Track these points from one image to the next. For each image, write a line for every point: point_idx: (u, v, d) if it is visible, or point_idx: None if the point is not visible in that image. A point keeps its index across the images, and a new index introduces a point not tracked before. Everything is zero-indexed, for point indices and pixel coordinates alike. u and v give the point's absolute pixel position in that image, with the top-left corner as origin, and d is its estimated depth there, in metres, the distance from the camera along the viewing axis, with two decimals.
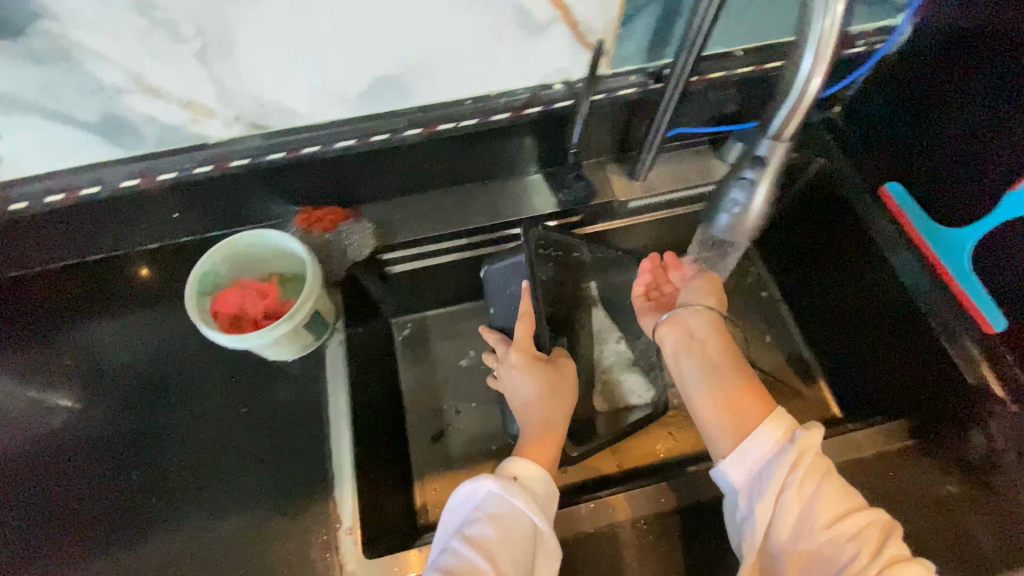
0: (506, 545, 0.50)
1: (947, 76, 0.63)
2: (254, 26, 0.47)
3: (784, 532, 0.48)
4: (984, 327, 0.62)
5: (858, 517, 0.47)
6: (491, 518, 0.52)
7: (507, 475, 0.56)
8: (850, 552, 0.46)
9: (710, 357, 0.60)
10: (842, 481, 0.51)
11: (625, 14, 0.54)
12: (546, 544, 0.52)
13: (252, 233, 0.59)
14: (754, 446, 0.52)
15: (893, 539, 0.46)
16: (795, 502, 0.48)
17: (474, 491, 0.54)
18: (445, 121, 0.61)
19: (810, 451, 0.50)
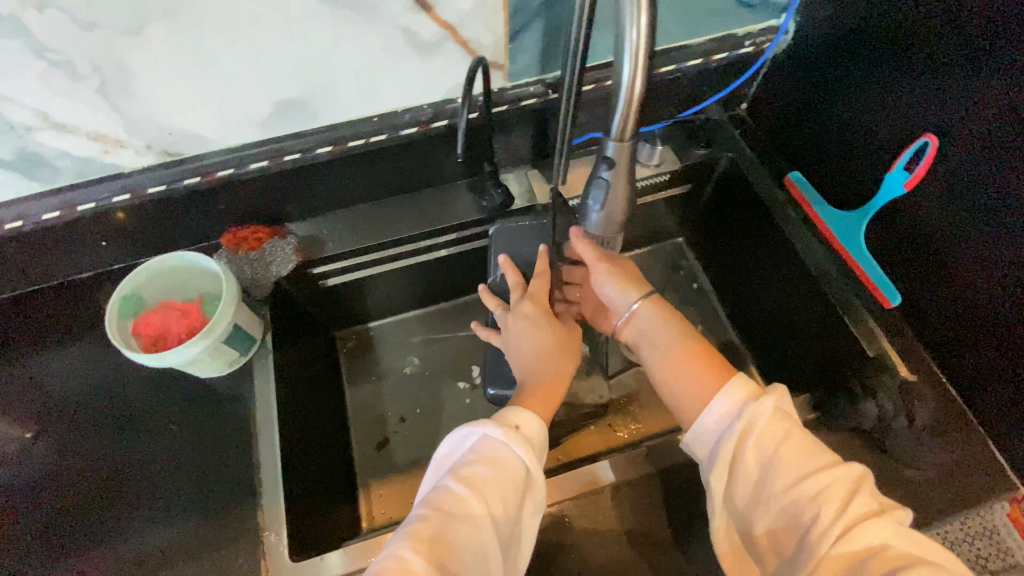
0: (500, 485, 0.47)
1: (828, 70, 0.68)
2: (150, 61, 0.50)
3: (747, 495, 0.49)
4: (883, 302, 0.66)
5: (822, 477, 0.46)
6: (486, 459, 0.49)
7: (506, 417, 0.52)
8: (816, 509, 0.45)
9: (656, 344, 0.61)
10: (811, 440, 0.49)
11: (511, 30, 0.58)
12: (535, 483, 0.50)
13: (172, 256, 0.61)
14: (721, 411, 0.52)
15: (860, 494, 0.44)
16: (752, 466, 0.49)
17: (469, 432, 0.51)
18: (354, 139, 0.64)
19: (761, 415, 0.50)
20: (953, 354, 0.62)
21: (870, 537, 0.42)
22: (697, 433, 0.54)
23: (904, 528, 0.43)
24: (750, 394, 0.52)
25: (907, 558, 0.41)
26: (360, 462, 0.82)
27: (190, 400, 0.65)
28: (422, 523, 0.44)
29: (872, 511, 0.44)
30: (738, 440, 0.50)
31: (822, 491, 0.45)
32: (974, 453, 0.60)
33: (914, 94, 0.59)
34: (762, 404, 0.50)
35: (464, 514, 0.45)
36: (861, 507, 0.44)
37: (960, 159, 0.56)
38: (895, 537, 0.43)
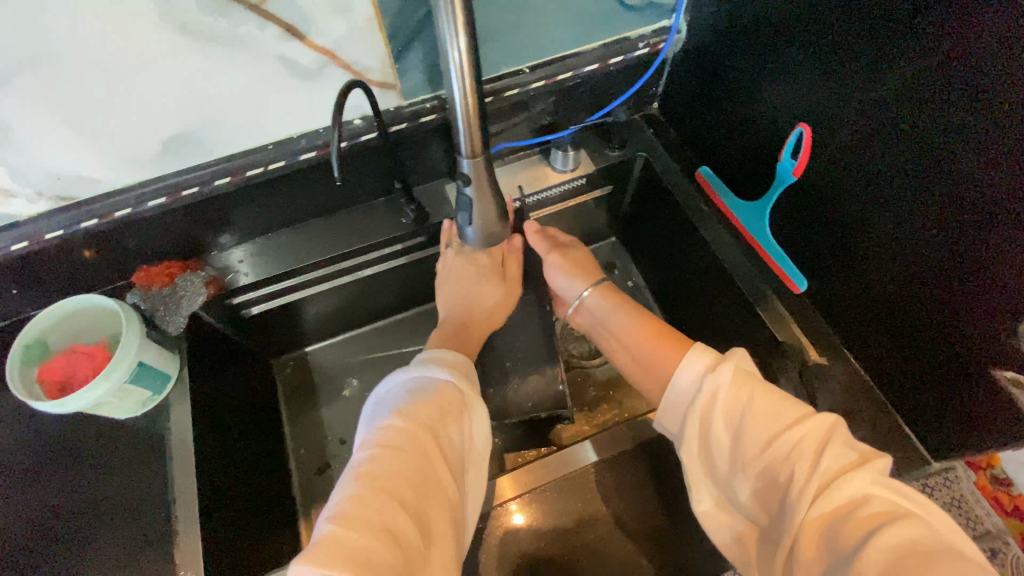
0: (443, 414, 0.48)
1: (720, 65, 0.71)
2: (21, 109, 0.50)
3: (724, 462, 0.48)
4: (791, 287, 0.69)
5: (790, 432, 0.45)
6: (426, 395, 0.49)
7: (434, 362, 0.54)
8: (788, 468, 0.44)
9: (608, 324, 0.69)
10: (779, 397, 0.48)
11: (393, 51, 0.59)
12: (474, 408, 0.52)
13: (75, 301, 0.62)
14: (686, 379, 0.53)
15: (832, 447, 0.43)
16: (723, 431, 0.49)
17: (410, 375, 0.52)
18: (251, 167, 0.64)
19: (724, 379, 0.50)
20: (858, 331, 0.64)
21: (848, 491, 0.41)
22: (669, 407, 0.54)
23: (883, 479, 0.42)
24: (711, 362, 0.53)
25: (890, 511, 0.40)
26: (302, 489, 0.83)
27: (106, 443, 0.64)
28: (375, 463, 0.43)
29: (851, 463, 0.43)
30: (706, 407, 0.50)
31: (794, 447, 0.44)
32: (878, 430, 0.63)
33: (800, 82, 0.60)
34: (723, 369, 0.51)
35: (416, 445, 0.45)
36: (836, 459, 0.43)
37: (844, 143, 0.58)
38: (873, 487, 0.41)
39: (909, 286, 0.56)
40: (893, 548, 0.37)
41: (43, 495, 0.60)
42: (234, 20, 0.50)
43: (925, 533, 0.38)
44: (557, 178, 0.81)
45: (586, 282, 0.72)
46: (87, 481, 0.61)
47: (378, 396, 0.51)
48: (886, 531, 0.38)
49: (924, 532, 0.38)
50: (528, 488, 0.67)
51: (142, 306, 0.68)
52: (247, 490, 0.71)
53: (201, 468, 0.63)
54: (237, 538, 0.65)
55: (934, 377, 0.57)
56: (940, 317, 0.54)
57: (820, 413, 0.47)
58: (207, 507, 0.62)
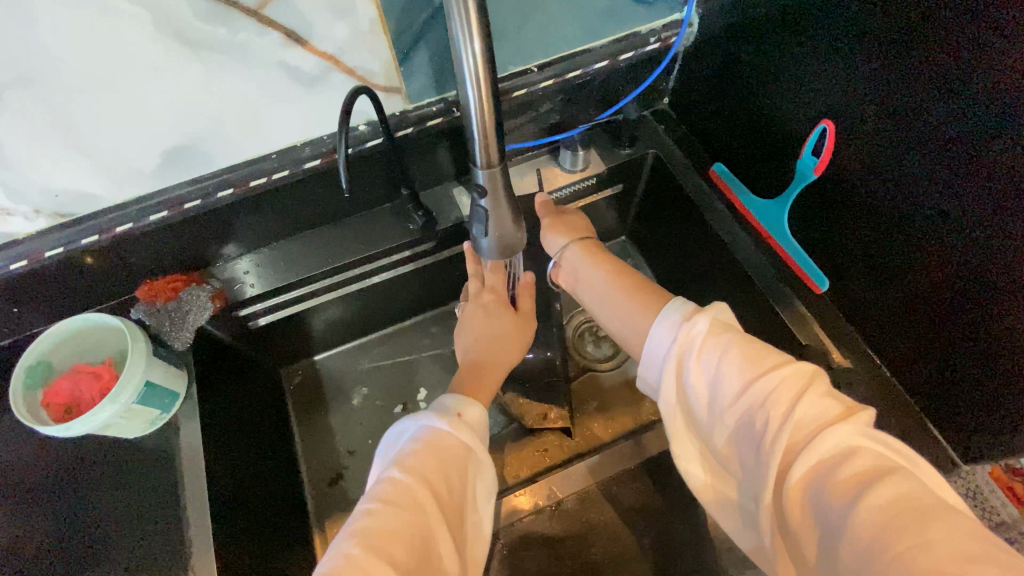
0: (444, 472, 0.46)
1: (734, 58, 0.68)
2: (13, 126, 0.48)
3: (702, 415, 0.46)
4: (812, 287, 0.67)
5: (768, 382, 0.43)
6: (427, 446, 0.47)
7: (444, 405, 0.52)
8: (764, 417, 0.42)
9: (588, 282, 0.65)
10: (756, 346, 0.46)
11: (399, 53, 0.57)
12: (478, 461, 0.49)
13: (78, 319, 0.61)
14: (663, 331, 0.50)
15: (813, 398, 0.41)
16: (699, 383, 0.46)
17: (411, 424, 0.50)
18: (254, 177, 0.62)
19: (701, 329, 0.48)
20: (878, 328, 0.63)
21: (831, 444, 0.39)
22: (646, 364, 0.52)
23: (867, 430, 0.40)
24: (688, 314, 0.50)
25: (876, 465, 0.38)
26: (314, 500, 0.82)
27: (117, 463, 0.62)
28: (368, 518, 0.41)
29: (834, 415, 0.41)
30: (681, 360, 0.48)
31: (772, 397, 0.42)
32: (904, 433, 0.62)
33: (820, 75, 0.58)
34: (699, 320, 0.48)
35: (411, 503, 0.43)
36: (816, 411, 0.41)
37: (865, 139, 0.56)
38: (858, 440, 0.39)
39: (926, 269, 0.55)
40: (881, 504, 0.36)
41: (53, 519, 0.59)
42: (233, 26, 0.48)
43: (912, 487, 0.36)
44: (567, 178, 0.79)
45: (566, 238, 0.69)
46: (98, 503, 0.60)
47: (386, 445, 0.50)
48: (874, 487, 0.36)
49: (912, 486, 0.36)
50: (544, 503, 0.74)
51: (147, 322, 0.66)
52: (257, 506, 0.69)
53: (214, 488, 0.62)
54: (251, 556, 0.64)
55: (947, 346, 0.56)
56: (966, 315, 0.53)
57: (800, 362, 0.45)
58: (220, 526, 0.60)
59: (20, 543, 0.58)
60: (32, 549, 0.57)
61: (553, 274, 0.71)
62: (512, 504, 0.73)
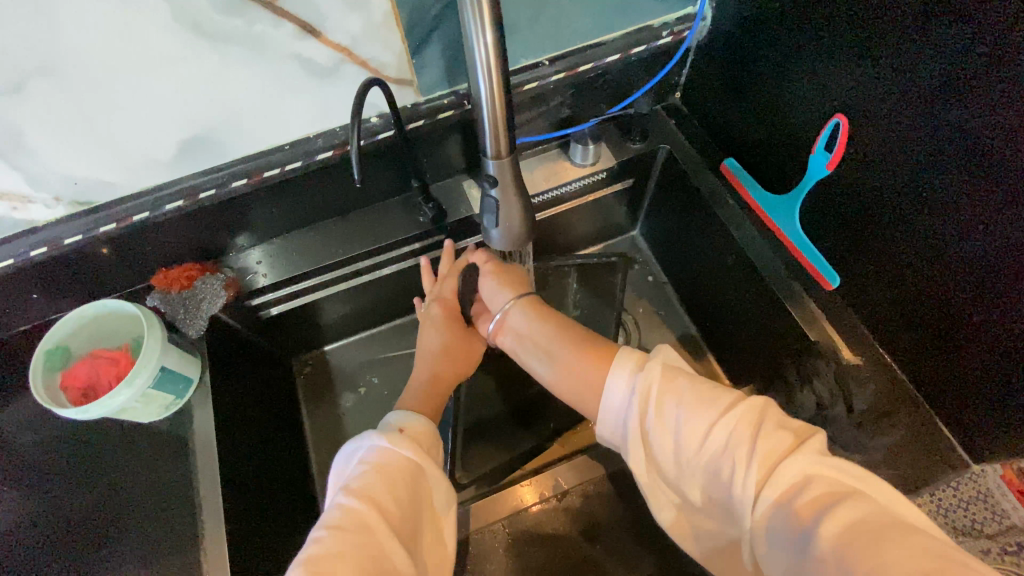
0: (392, 489, 0.46)
1: (747, 51, 0.68)
2: (37, 115, 0.49)
3: (669, 467, 0.46)
4: (823, 284, 0.66)
5: (724, 425, 0.43)
6: (377, 467, 0.47)
7: (389, 423, 0.53)
8: (728, 460, 0.42)
9: (533, 343, 0.60)
10: (706, 387, 0.47)
11: (411, 46, 0.58)
12: (430, 474, 0.50)
13: (96, 304, 0.63)
14: (612, 392, 0.49)
15: (768, 431, 0.42)
16: (662, 436, 0.46)
17: (358, 446, 0.50)
18: (268, 168, 0.63)
19: (656, 379, 0.48)
20: (889, 325, 0.62)
21: (791, 475, 0.40)
22: (603, 424, 0.50)
23: (820, 457, 0.41)
24: (635, 364, 0.50)
25: (833, 491, 0.39)
26: (322, 487, 0.84)
27: (132, 447, 0.64)
28: (317, 547, 0.41)
29: (788, 444, 0.41)
30: (641, 412, 0.47)
31: (731, 439, 0.43)
32: (913, 430, 0.61)
33: (834, 69, 0.57)
34: (648, 371, 0.48)
35: (361, 528, 0.43)
36: (772, 444, 0.41)
37: (878, 135, 0.55)
38: (815, 466, 0.40)
39: (938, 266, 0.54)
40: (846, 528, 0.36)
41: (71, 499, 0.61)
42: (250, 18, 0.49)
43: (870, 509, 0.37)
44: (577, 172, 0.79)
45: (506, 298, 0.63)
46: (115, 485, 0.62)
47: (337, 468, 0.50)
48: (836, 512, 0.37)
49: (869, 507, 0.37)
50: (547, 495, 0.70)
51: (162, 310, 0.68)
52: (267, 491, 0.70)
53: (225, 470, 0.63)
54: (261, 538, 0.65)
55: (960, 346, 0.55)
56: (979, 313, 0.52)
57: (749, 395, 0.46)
58: (231, 509, 0.62)
59: (40, 522, 0.59)
60: (52, 527, 0.59)
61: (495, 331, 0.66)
62: (516, 495, 0.69)
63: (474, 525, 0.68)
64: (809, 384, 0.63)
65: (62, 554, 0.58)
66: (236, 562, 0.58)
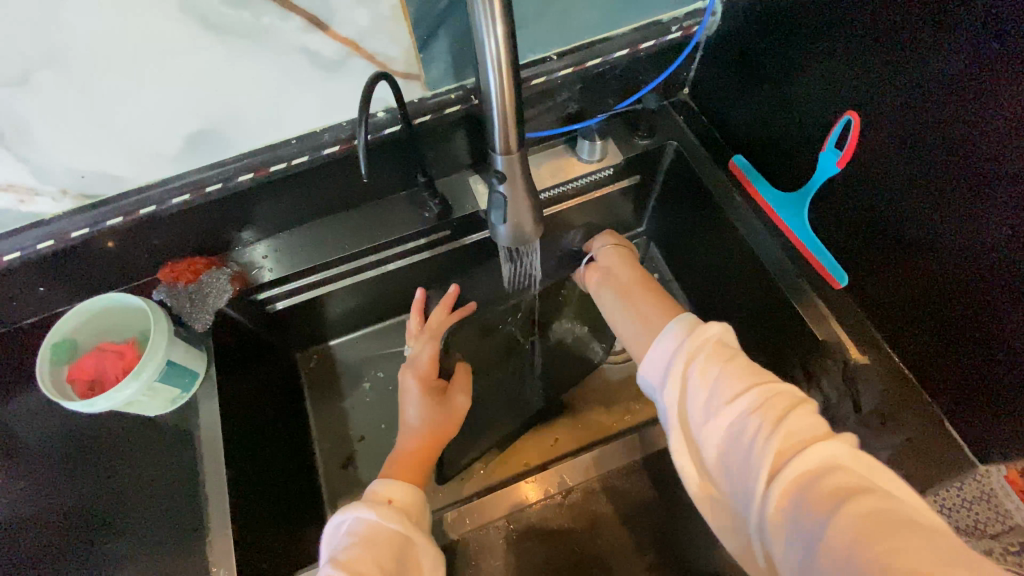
0: (377, 560, 0.47)
1: (758, 45, 0.67)
2: (44, 107, 0.49)
3: (697, 418, 0.47)
4: (831, 283, 0.66)
5: (762, 394, 0.45)
6: (363, 539, 0.49)
7: (373, 494, 0.54)
8: (755, 425, 0.43)
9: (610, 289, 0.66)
10: (755, 366, 0.49)
11: (418, 39, 0.57)
12: (416, 545, 0.51)
13: (102, 298, 0.63)
14: (665, 340, 0.52)
15: (805, 412, 0.43)
16: (700, 387, 0.47)
17: (345, 517, 0.51)
18: (274, 162, 0.63)
19: (709, 341, 0.50)
20: (897, 325, 0.62)
21: (821, 453, 0.41)
22: (649, 364, 0.52)
23: (854, 450, 0.41)
24: (693, 326, 0.52)
25: (859, 480, 0.39)
26: (326, 480, 0.84)
27: (139, 440, 0.64)
28: None
29: (820, 432, 0.43)
30: (683, 366, 0.49)
31: (768, 407, 0.44)
32: (921, 431, 0.61)
33: (846, 65, 0.56)
34: (704, 334, 0.51)
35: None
36: (806, 422, 0.43)
37: (889, 133, 0.54)
38: (846, 454, 0.41)
39: (949, 266, 0.53)
40: (867, 510, 0.37)
41: (77, 491, 0.61)
42: (256, 11, 0.49)
43: (892, 502, 0.38)
44: (584, 168, 0.79)
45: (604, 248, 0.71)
46: (121, 478, 0.62)
47: (325, 539, 0.51)
48: (858, 496, 0.38)
49: (887, 502, 0.38)
50: (549, 492, 0.68)
51: (168, 304, 0.68)
52: (272, 484, 0.70)
53: (231, 465, 0.63)
54: (266, 531, 0.66)
55: (968, 347, 0.55)
56: (988, 314, 0.52)
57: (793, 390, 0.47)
58: (236, 503, 0.62)
59: (47, 513, 0.60)
60: (58, 519, 0.60)
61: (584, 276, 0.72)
62: (518, 492, 0.68)
63: (477, 522, 0.66)
64: None
65: (69, 546, 0.58)
66: (242, 556, 0.59)
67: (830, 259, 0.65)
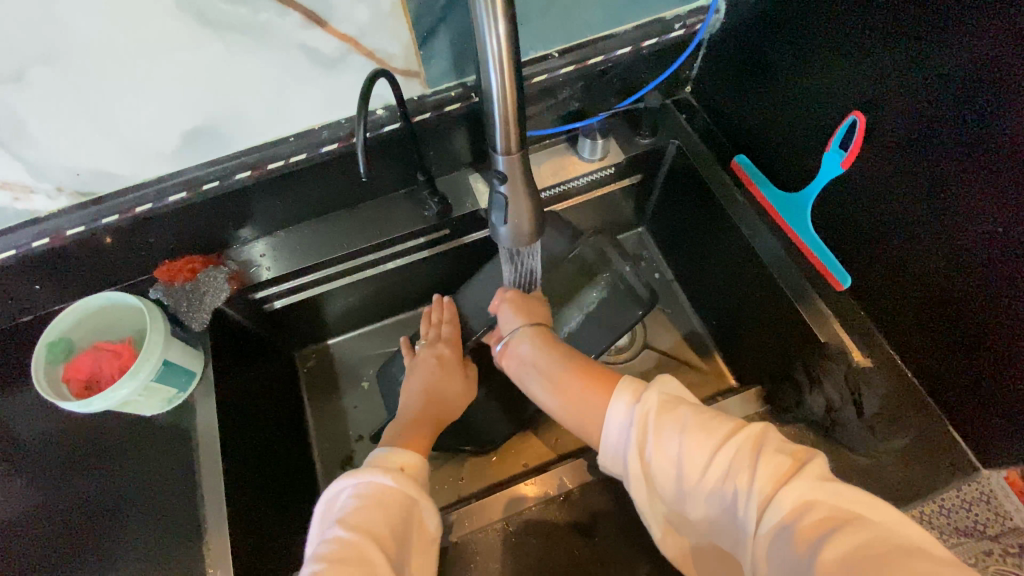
0: (389, 522, 0.47)
1: (762, 44, 0.66)
2: (39, 104, 0.48)
3: (671, 494, 0.46)
4: (834, 284, 0.65)
5: (723, 454, 0.44)
6: (374, 501, 0.48)
7: (381, 457, 0.53)
8: (732, 488, 0.42)
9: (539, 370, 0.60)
10: (706, 415, 0.47)
11: (418, 36, 0.56)
12: (425, 506, 0.51)
13: (98, 296, 0.62)
14: (612, 422, 0.49)
15: (768, 455, 0.42)
16: (662, 465, 0.45)
17: (349, 481, 0.50)
18: (272, 160, 0.62)
19: (656, 407, 0.48)
20: (899, 327, 0.61)
21: (791, 501, 0.39)
22: (605, 455, 0.50)
23: (821, 480, 0.40)
24: (635, 392, 0.50)
25: (835, 515, 0.38)
26: (325, 480, 0.84)
27: (135, 440, 0.64)
28: None
29: (788, 468, 0.41)
30: (641, 444, 0.47)
31: (733, 466, 0.43)
32: (925, 434, 0.60)
33: (850, 65, 0.56)
34: (646, 403, 0.48)
35: (356, 558, 0.44)
36: (772, 467, 0.41)
37: (895, 133, 0.54)
38: (816, 488, 0.40)
39: (954, 269, 0.53)
40: (847, 552, 0.36)
41: (74, 490, 0.61)
42: (254, 6, 0.48)
43: (875, 530, 0.37)
44: (585, 167, 0.78)
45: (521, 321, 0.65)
46: (116, 478, 0.61)
47: (326, 500, 0.50)
48: (835, 537, 0.37)
49: (871, 533, 0.37)
50: (546, 494, 0.67)
51: (166, 302, 0.68)
52: (269, 485, 0.70)
53: (227, 465, 0.63)
54: (263, 531, 0.65)
55: (972, 350, 0.54)
56: (992, 318, 0.51)
57: (748, 423, 0.46)
58: (233, 504, 0.61)
59: (42, 513, 0.59)
60: (54, 519, 0.59)
61: (499, 355, 0.68)
62: (514, 494, 0.67)
63: (475, 524, 0.65)
64: (819, 386, 0.62)
65: (64, 547, 0.58)
66: (239, 557, 0.58)
67: (834, 261, 0.64)
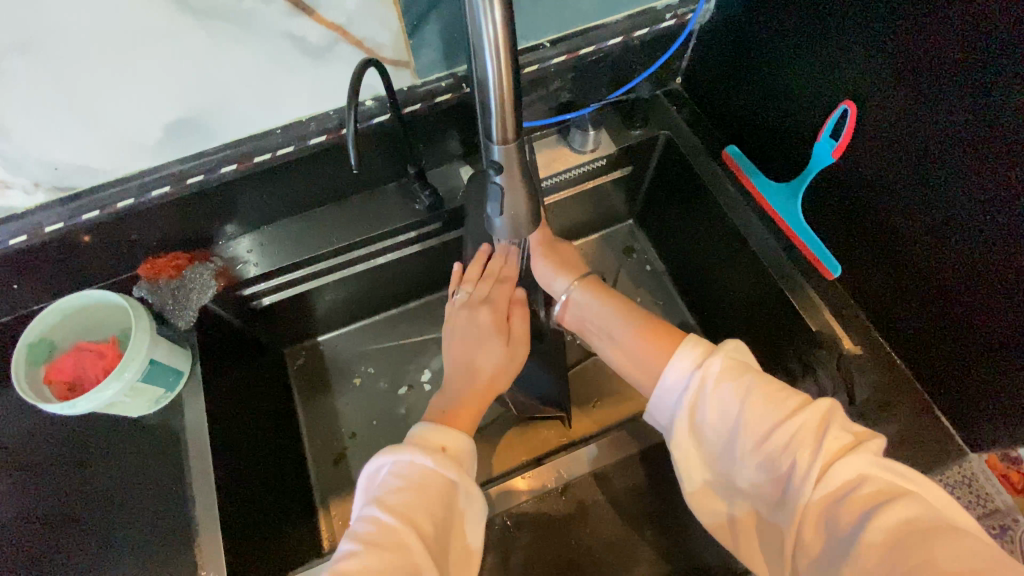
0: (428, 506, 0.44)
1: (751, 35, 0.66)
2: (12, 94, 0.46)
3: (718, 456, 0.46)
4: (824, 273, 0.66)
5: (787, 427, 0.42)
6: (414, 486, 0.45)
7: (424, 435, 0.50)
8: (786, 460, 0.41)
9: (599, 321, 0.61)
10: (773, 386, 0.45)
11: (408, 25, 0.55)
12: (464, 490, 0.48)
13: (77, 296, 0.60)
14: (672, 379, 0.49)
15: (833, 432, 0.41)
16: (715, 425, 0.46)
17: (389, 459, 0.48)
18: (258, 153, 0.61)
19: (717, 371, 0.47)
20: (891, 315, 0.62)
21: (843, 478, 0.40)
22: (658, 407, 0.50)
23: (877, 458, 0.40)
24: (700, 355, 0.48)
25: (885, 492, 0.39)
26: (318, 479, 0.83)
27: (120, 442, 0.62)
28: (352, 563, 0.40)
29: (846, 446, 0.41)
30: (694, 404, 0.47)
31: (795, 440, 0.41)
32: (917, 421, 0.61)
33: (840, 55, 0.56)
34: (710, 364, 0.47)
35: (396, 547, 0.41)
36: (834, 443, 0.41)
37: (884, 122, 0.54)
38: (873, 469, 0.40)
39: (939, 255, 0.54)
40: (893, 529, 0.37)
41: (57, 496, 0.59)
42: None
43: (925, 511, 0.38)
44: (576, 159, 0.77)
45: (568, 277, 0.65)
46: (101, 481, 0.60)
47: (366, 477, 0.48)
48: (882, 513, 0.37)
49: (922, 512, 0.37)
50: (544, 488, 0.65)
51: (150, 300, 0.66)
52: (261, 485, 0.69)
53: (218, 464, 0.62)
54: (255, 531, 0.64)
55: (960, 334, 0.55)
56: (978, 303, 0.52)
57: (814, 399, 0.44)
58: (224, 504, 0.60)
59: (24, 519, 0.58)
60: (36, 525, 0.57)
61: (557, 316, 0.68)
62: (510, 486, 0.65)
63: None
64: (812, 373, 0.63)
65: (50, 555, 0.56)
66: (232, 559, 0.57)
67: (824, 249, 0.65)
